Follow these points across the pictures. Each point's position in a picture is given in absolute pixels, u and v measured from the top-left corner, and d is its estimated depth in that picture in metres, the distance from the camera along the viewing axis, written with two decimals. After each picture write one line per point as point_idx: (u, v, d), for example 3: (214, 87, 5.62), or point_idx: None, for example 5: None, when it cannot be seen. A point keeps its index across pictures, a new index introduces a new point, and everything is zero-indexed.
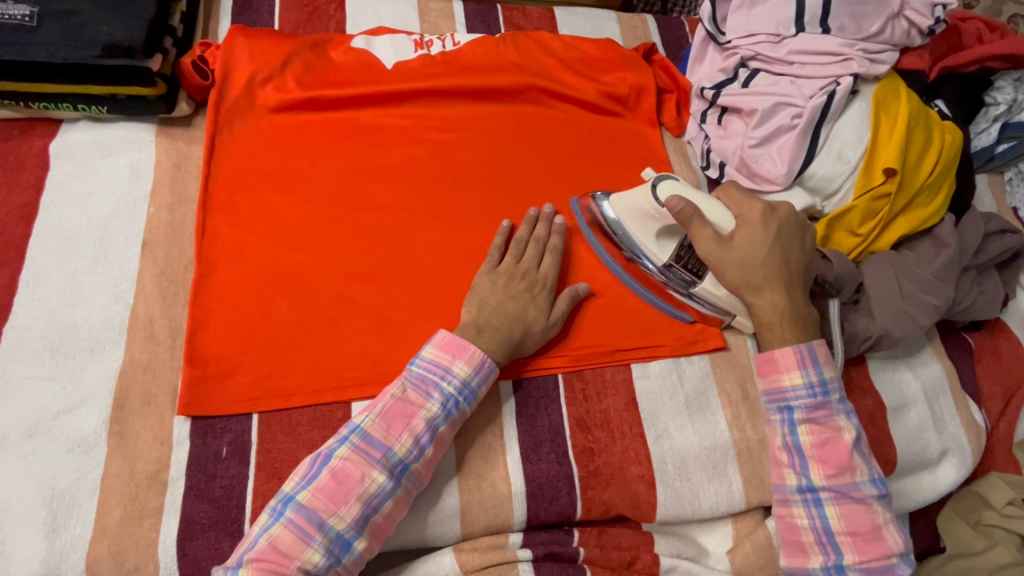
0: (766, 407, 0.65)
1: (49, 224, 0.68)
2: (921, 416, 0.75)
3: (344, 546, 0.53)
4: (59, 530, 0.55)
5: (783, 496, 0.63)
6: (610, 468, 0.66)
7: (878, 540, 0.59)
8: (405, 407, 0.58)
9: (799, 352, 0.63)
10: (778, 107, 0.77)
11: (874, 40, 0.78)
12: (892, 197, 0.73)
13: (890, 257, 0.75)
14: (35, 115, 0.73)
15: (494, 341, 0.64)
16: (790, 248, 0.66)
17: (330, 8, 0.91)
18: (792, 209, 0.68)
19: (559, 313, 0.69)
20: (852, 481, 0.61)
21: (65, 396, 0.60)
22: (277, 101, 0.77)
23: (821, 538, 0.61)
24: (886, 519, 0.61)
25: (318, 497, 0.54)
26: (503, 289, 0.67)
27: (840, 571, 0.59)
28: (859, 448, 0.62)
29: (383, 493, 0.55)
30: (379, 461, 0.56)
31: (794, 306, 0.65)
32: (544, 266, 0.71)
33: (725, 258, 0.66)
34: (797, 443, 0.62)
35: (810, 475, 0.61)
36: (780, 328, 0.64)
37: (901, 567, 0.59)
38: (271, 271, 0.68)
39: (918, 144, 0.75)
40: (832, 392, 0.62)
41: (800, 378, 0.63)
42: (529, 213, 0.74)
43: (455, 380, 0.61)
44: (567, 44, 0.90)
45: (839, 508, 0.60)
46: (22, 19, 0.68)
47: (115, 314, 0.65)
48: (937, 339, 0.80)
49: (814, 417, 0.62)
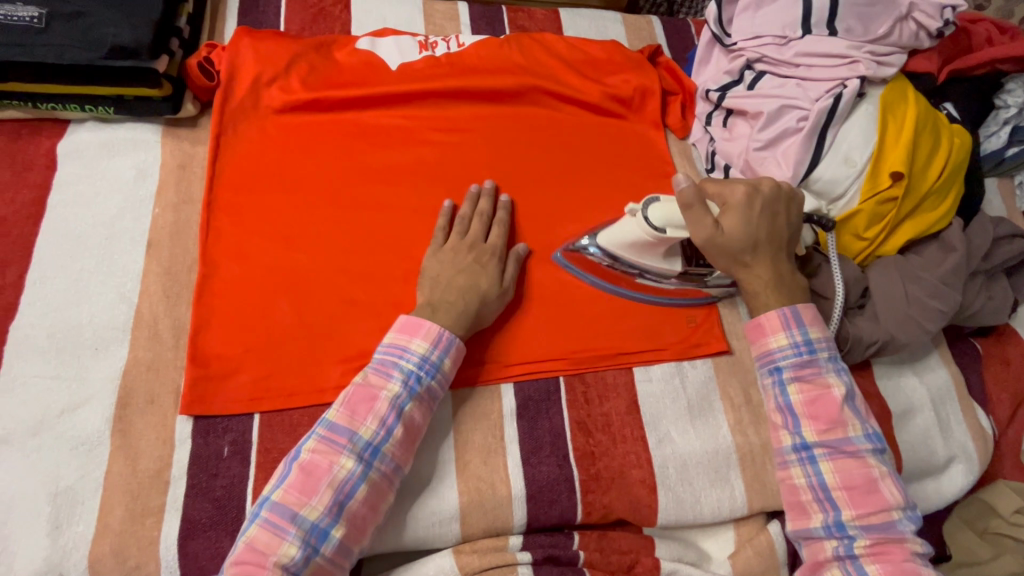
0: (758, 372, 0.67)
1: (55, 224, 0.69)
2: (927, 422, 0.74)
3: (320, 536, 0.53)
4: (62, 527, 0.55)
5: (780, 458, 0.64)
6: (611, 472, 0.66)
7: (874, 494, 0.59)
8: (367, 392, 0.59)
9: (783, 315, 0.66)
10: (783, 110, 0.76)
11: (881, 42, 0.77)
12: (898, 201, 0.73)
13: (896, 261, 0.74)
14: (43, 115, 0.74)
15: (450, 318, 0.64)
16: (773, 222, 0.68)
17: (335, 9, 0.91)
18: (776, 182, 0.69)
19: (511, 278, 0.70)
20: (844, 436, 0.61)
21: (70, 394, 0.61)
22: (281, 102, 0.78)
23: (819, 495, 0.61)
24: (883, 473, 0.60)
25: (289, 492, 0.54)
26: (453, 265, 0.68)
27: (840, 528, 0.59)
28: (850, 403, 0.63)
29: (354, 478, 0.55)
30: (345, 446, 0.56)
31: (780, 276, 0.68)
32: (492, 236, 0.71)
33: (716, 244, 0.67)
34: (789, 402, 0.64)
35: (802, 432, 0.62)
36: (768, 296, 0.67)
37: (903, 523, 0.59)
38: (273, 272, 0.68)
39: (926, 148, 0.74)
40: (820, 351, 0.65)
41: (786, 339, 0.65)
42: (470, 190, 0.74)
43: (414, 356, 0.61)
44: (572, 46, 0.90)
45: (834, 463, 0.61)
46: (30, 20, 0.69)
47: (120, 313, 0.65)
48: (944, 344, 0.79)
49: (802, 375, 0.64)
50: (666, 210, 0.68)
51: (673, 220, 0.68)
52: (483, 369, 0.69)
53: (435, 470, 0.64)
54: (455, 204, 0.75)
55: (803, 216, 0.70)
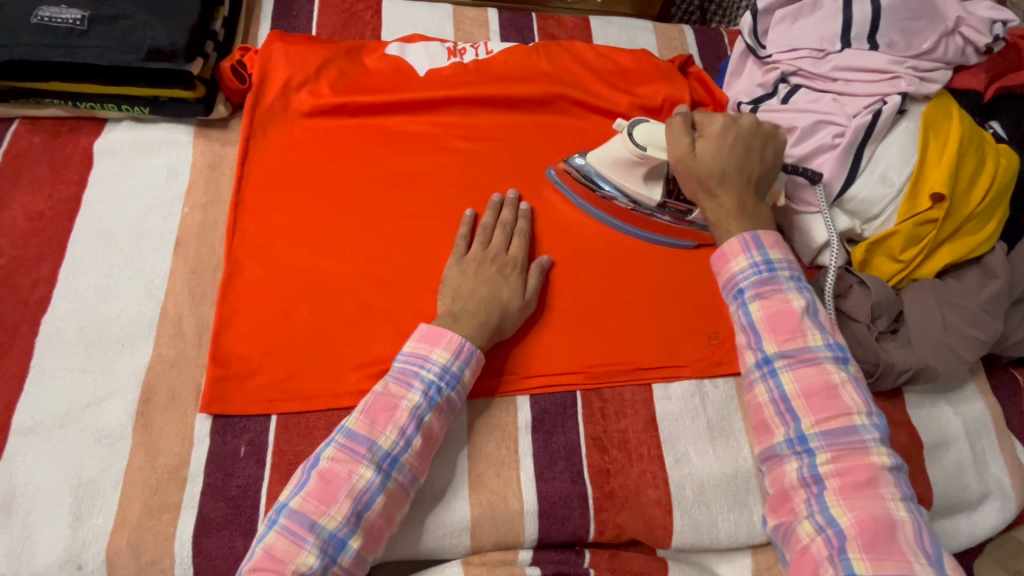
0: (725, 298, 0.67)
1: (89, 221, 0.71)
2: (960, 455, 0.71)
3: (338, 545, 0.53)
4: (82, 519, 0.57)
5: (745, 378, 0.63)
6: (626, 490, 0.65)
7: (834, 400, 0.59)
8: (387, 401, 0.58)
9: (743, 239, 0.65)
10: (818, 125, 0.74)
11: (925, 58, 0.74)
12: (938, 223, 0.70)
13: (934, 285, 0.71)
14: (81, 114, 0.76)
15: (470, 328, 0.63)
16: (746, 155, 0.68)
17: (366, 15, 0.92)
18: (757, 120, 0.70)
19: (532, 290, 0.69)
20: (803, 345, 0.61)
21: (95, 387, 0.62)
22: (310, 106, 0.79)
23: (780, 409, 0.60)
24: (843, 380, 0.60)
25: (307, 501, 0.54)
26: (474, 275, 0.67)
27: (801, 441, 0.58)
28: (811, 315, 0.62)
29: (372, 489, 0.55)
30: (365, 456, 0.55)
31: (745, 206, 0.68)
32: (513, 248, 0.71)
33: (686, 165, 0.69)
34: (751, 320, 0.63)
35: (763, 347, 0.62)
36: (728, 223, 0.67)
37: (866, 431, 0.57)
38: (295, 274, 0.69)
39: (970, 168, 0.71)
40: (780, 269, 0.64)
41: (745, 260, 0.65)
42: (493, 199, 0.74)
43: (435, 366, 0.61)
44: (601, 54, 0.89)
45: (793, 373, 0.60)
46: (73, 23, 0.71)
47: (146, 310, 0.66)
48: (983, 375, 0.75)
49: (763, 292, 0.63)
50: (652, 132, 0.71)
51: (654, 139, 0.71)
52: (502, 380, 0.68)
53: (447, 481, 0.64)
54: (478, 214, 0.75)
55: (779, 157, 0.70)
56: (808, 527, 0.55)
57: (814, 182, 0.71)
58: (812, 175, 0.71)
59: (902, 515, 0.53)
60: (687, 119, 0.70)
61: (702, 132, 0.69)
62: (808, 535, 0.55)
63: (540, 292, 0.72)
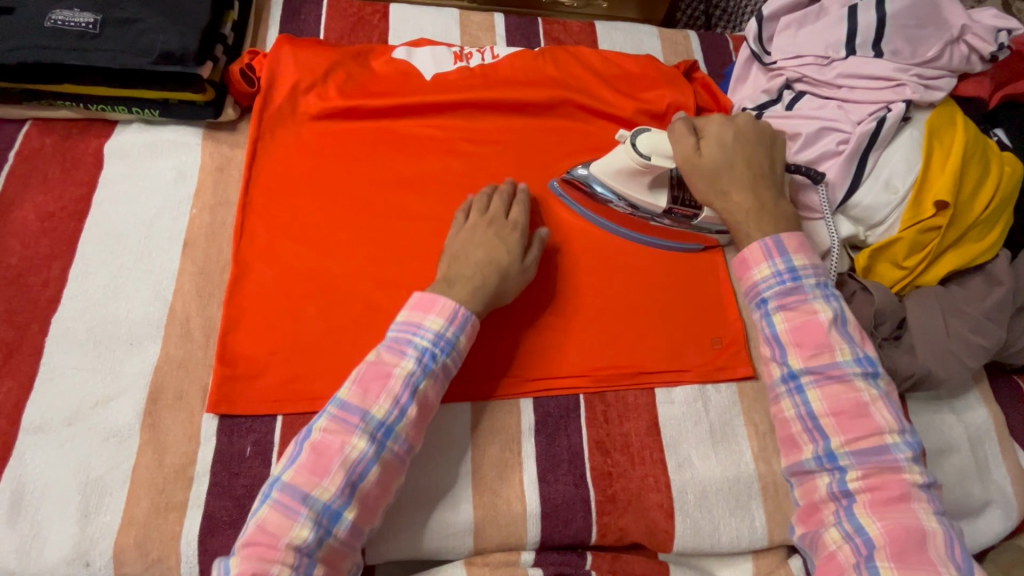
0: (749, 307, 0.68)
1: (99, 221, 0.71)
2: (963, 462, 0.71)
3: (333, 516, 0.53)
4: (90, 516, 0.57)
5: (771, 392, 0.64)
6: (628, 494, 0.65)
7: (864, 418, 0.59)
8: (379, 369, 0.58)
9: (764, 244, 0.66)
10: (822, 131, 0.74)
11: (930, 65, 0.75)
12: (942, 230, 0.70)
13: (937, 292, 0.71)
14: (92, 115, 0.77)
15: (467, 293, 0.64)
16: (750, 149, 0.71)
17: (374, 19, 0.93)
18: (753, 117, 0.73)
19: (532, 257, 0.70)
20: (831, 360, 0.61)
21: (103, 387, 0.63)
22: (318, 109, 0.79)
23: (808, 425, 0.61)
24: (874, 397, 0.60)
25: (299, 473, 0.54)
26: (472, 240, 0.69)
27: (831, 459, 0.58)
28: (839, 327, 0.62)
29: (366, 459, 0.55)
30: (358, 426, 0.56)
31: (759, 198, 0.69)
32: (513, 213, 0.72)
33: (694, 165, 0.71)
34: (775, 332, 0.64)
35: (789, 361, 0.62)
36: (747, 222, 0.69)
37: (898, 449, 0.58)
38: (302, 276, 0.70)
39: (974, 175, 0.71)
40: (806, 278, 0.64)
41: (768, 269, 0.65)
42: (490, 184, 0.76)
43: (429, 333, 0.61)
44: (606, 59, 0.89)
45: (821, 390, 0.60)
46: (85, 26, 0.71)
47: (155, 310, 0.67)
48: (986, 382, 0.75)
49: (786, 303, 0.64)
50: (655, 141, 0.72)
51: (658, 148, 0.71)
52: (506, 383, 0.68)
53: (451, 482, 0.64)
54: None
55: (781, 150, 0.72)
56: (836, 535, 0.56)
57: (817, 182, 0.72)
58: (813, 175, 0.72)
59: (933, 527, 0.53)
60: (689, 123, 0.73)
61: (703, 134, 0.72)
62: (835, 542, 0.55)
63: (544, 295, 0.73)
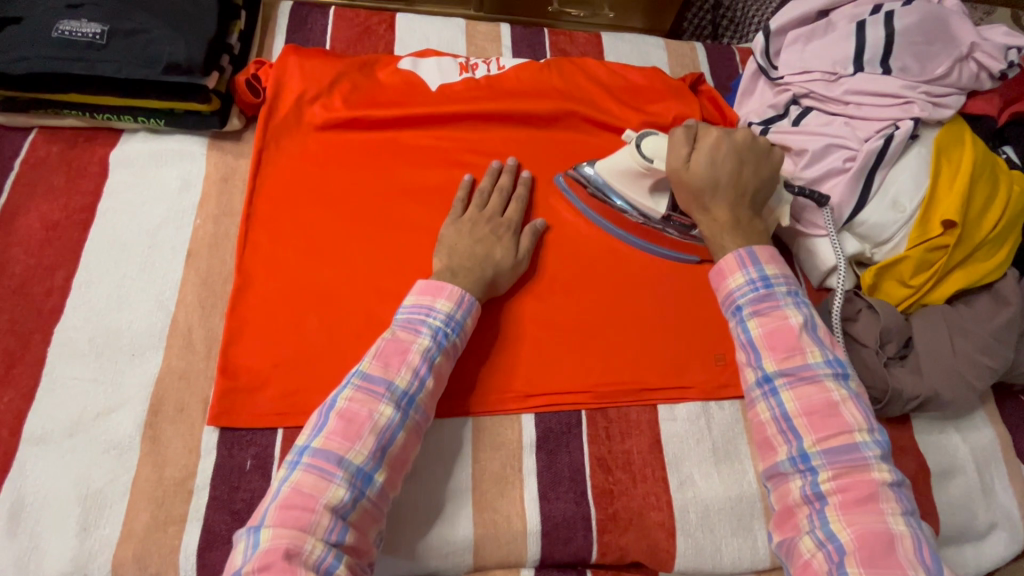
0: (725, 316, 0.68)
1: (103, 231, 0.71)
2: (968, 484, 0.70)
3: (366, 479, 0.53)
4: (89, 529, 0.57)
5: (746, 395, 0.64)
6: (629, 513, 0.64)
7: (835, 417, 0.58)
8: (398, 345, 0.59)
9: (739, 255, 0.67)
10: (829, 148, 0.74)
11: (939, 82, 0.74)
12: (949, 249, 0.70)
13: (944, 311, 0.71)
14: (98, 124, 0.77)
15: (468, 281, 0.66)
16: (741, 167, 0.70)
17: (380, 28, 0.93)
18: (752, 135, 0.71)
19: (525, 250, 0.72)
20: (802, 362, 0.61)
21: (105, 398, 0.63)
22: (323, 119, 0.79)
23: (782, 427, 0.60)
24: (844, 397, 0.59)
25: (330, 439, 0.54)
26: (470, 234, 0.70)
27: (804, 460, 0.58)
28: (810, 332, 0.63)
29: (394, 425, 0.55)
30: (384, 395, 0.56)
31: (739, 220, 0.69)
32: (509, 212, 0.75)
33: (682, 178, 0.70)
34: (750, 338, 0.63)
35: (762, 364, 0.62)
36: (722, 237, 0.69)
37: (867, 448, 0.57)
38: (304, 288, 0.69)
39: (982, 195, 0.70)
40: (777, 285, 0.65)
41: (742, 277, 0.66)
42: (493, 166, 0.77)
43: (440, 314, 0.62)
44: (612, 71, 0.89)
45: (794, 391, 0.60)
46: (92, 37, 0.72)
47: (157, 321, 0.67)
48: (992, 403, 0.74)
49: (760, 309, 0.64)
50: (660, 145, 0.72)
51: (661, 153, 0.72)
52: (507, 398, 0.68)
53: (450, 498, 0.64)
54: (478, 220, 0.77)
55: (774, 174, 0.71)
56: (810, 544, 0.55)
57: (822, 204, 0.71)
58: (818, 197, 0.71)
59: (901, 530, 0.53)
60: (688, 131, 0.72)
61: (697, 145, 0.71)
62: (810, 551, 0.54)
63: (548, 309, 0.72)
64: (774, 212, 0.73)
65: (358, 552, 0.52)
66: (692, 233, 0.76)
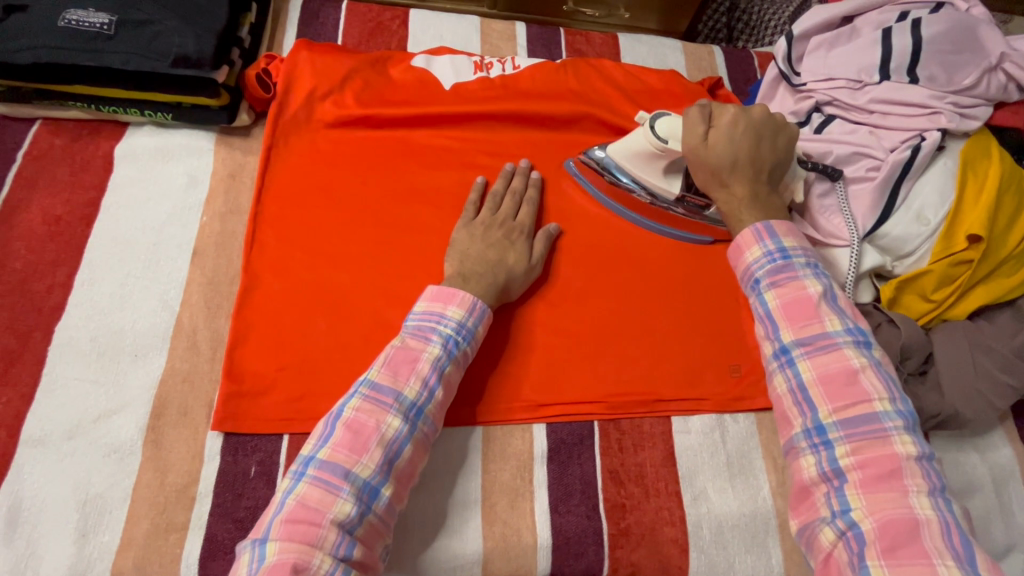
0: (743, 289, 0.66)
1: (107, 227, 0.70)
2: (987, 504, 0.68)
3: (372, 493, 0.51)
4: (88, 536, 0.55)
5: (765, 370, 0.63)
6: (642, 528, 0.63)
7: (853, 386, 0.57)
8: (407, 353, 0.58)
9: (755, 228, 0.66)
10: (854, 156, 0.72)
11: (967, 93, 0.72)
12: (974, 264, 0.68)
13: (965, 328, 0.69)
14: (104, 117, 0.76)
15: (480, 287, 0.64)
16: (758, 141, 0.68)
17: (393, 24, 0.91)
18: (768, 110, 0.69)
19: (538, 256, 0.71)
20: (820, 331, 0.60)
21: (106, 400, 0.61)
22: (334, 117, 0.77)
23: (797, 398, 0.59)
24: (863, 365, 0.58)
25: (337, 451, 0.52)
26: (482, 238, 0.69)
27: (819, 433, 0.56)
28: (829, 302, 0.61)
29: (401, 438, 0.54)
30: (392, 406, 0.54)
31: (758, 196, 0.68)
32: (521, 215, 0.73)
33: (699, 155, 0.68)
34: (767, 310, 0.62)
35: (780, 336, 0.61)
36: (740, 213, 0.68)
37: (887, 419, 0.55)
38: (313, 289, 0.68)
39: (1009, 210, 0.69)
40: (796, 257, 0.63)
41: (760, 250, 0.65)
42: (506, 168, 0.76)
43: (451, 322, 0.60)
44: (628, 73, 0.87)
45: (812, 361, 0.59)
46: (100, 27, 0.70)
47: (161, 321, 0.65)
48: (1011, 421, 0.73)
49: (778, 280, 0.63)
50: (674, 125, 0.70)
51: (677, 132, 0.70)
52: (519, 406, 0.66)
53: (458, 509, 0.62)
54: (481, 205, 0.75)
55: (792, 146, 0.70)
56: (830, 535, 0.53)
57: (834, 178, 0.72)
58: (829, 171, 0.72)
59: (926, 514, 0.50)
60: (703, 110, 0.69)
61: (715, 122, 0.69)
62: (830, 542, 0.53)
63: (562, 314, 0.71)
64: (790, 188, 0.73)
65: (365, 567, 0.50)
66: (705, 214, 0.75)
